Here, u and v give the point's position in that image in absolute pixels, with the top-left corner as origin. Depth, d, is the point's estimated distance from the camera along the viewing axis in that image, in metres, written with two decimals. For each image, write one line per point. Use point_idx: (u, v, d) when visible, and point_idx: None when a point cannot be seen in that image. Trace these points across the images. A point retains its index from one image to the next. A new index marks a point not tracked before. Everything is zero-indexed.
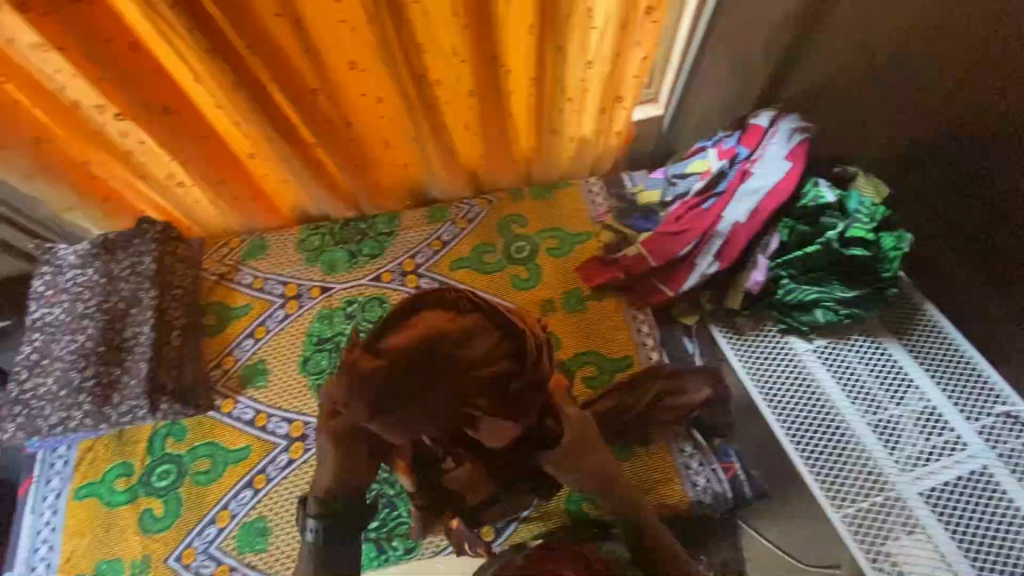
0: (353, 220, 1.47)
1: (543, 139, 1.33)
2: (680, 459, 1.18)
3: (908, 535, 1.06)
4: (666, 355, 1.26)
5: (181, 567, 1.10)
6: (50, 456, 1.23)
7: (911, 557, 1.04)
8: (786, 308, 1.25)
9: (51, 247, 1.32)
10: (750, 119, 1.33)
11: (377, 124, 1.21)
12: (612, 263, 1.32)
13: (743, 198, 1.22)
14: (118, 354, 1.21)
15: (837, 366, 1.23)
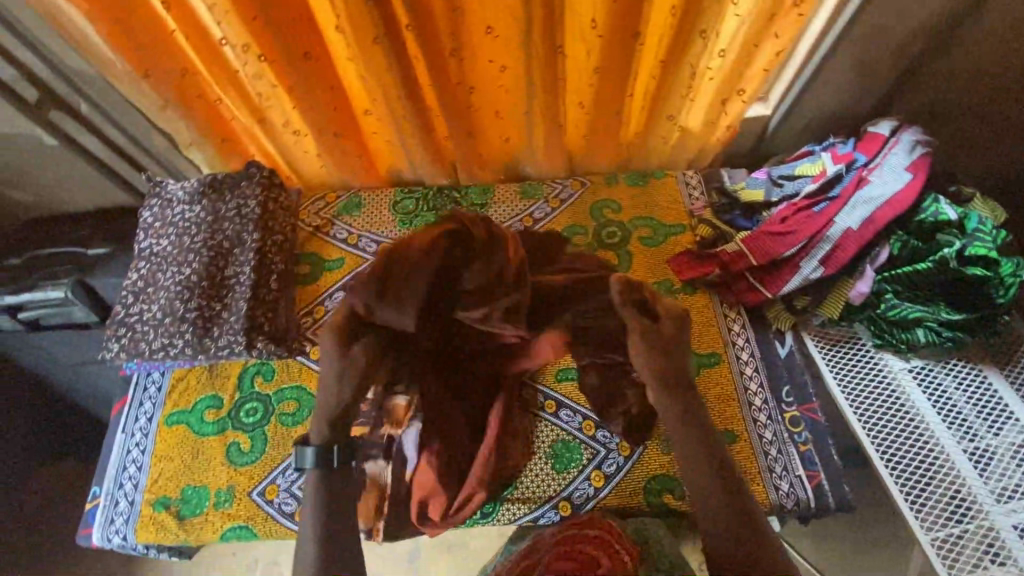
0: (446, 187, 1.48)
1: (651, 125, 1.33)
2: (765, 462, 1.14)
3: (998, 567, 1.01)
4: (758, 355, 1.24)
5: (264, 501, 1.13)
6: (144, 380, 1.26)
7: None
8: (886, 323, 1.21)
9: (161, 181, 1.35)
10: (868, 127, 1.30)
11: (496, 92, 1.22)
12: (709, 257, 1.30)
13: (857, 205, 1.20)
14: (220, 290, 1.25)
15: (932, 389, 1.19)
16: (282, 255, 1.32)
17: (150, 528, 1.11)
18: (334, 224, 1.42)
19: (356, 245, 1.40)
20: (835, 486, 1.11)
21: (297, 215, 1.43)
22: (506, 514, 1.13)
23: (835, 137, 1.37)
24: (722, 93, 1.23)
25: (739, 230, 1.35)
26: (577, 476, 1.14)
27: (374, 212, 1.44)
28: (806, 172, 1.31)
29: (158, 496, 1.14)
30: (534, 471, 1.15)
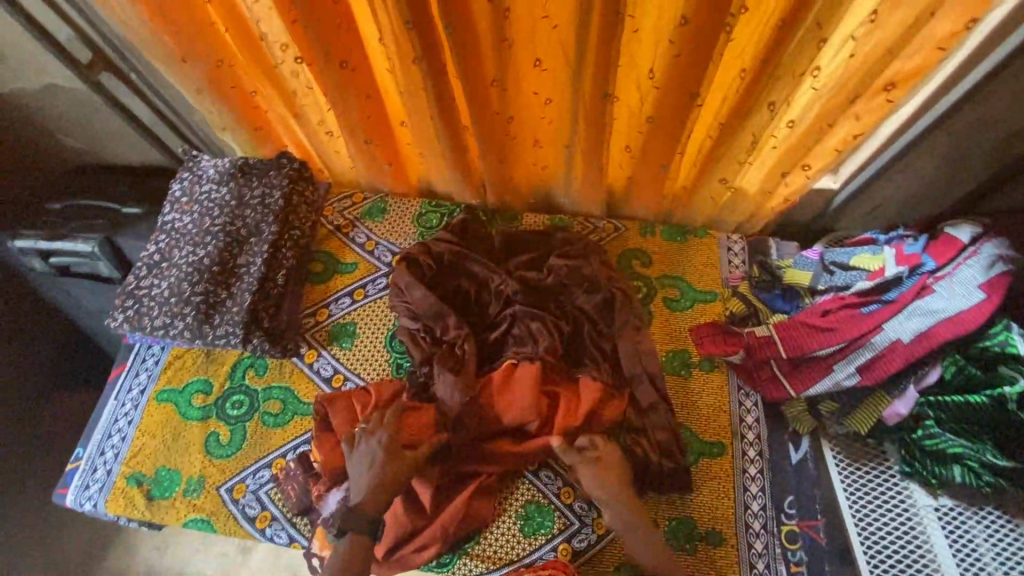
0: (474, 207, 1.42)
1: (699, 183, 1.23)
2: (748, 575, 1.05)
3: None
4: (765, 455, 1.14)
5: (230, 499, 1.12)
6: (145, 351, 1.28)
7: None
8: (919, 450, 1.09)
9: (197, 156, 1.36)
10: (944, 227, 1.15)
11: (539, 124, 1.17)
12: (734, 336, 1.20)
13: (913, 315, 1.07)
14: (228, 278, 1.24)
15: (957, 537, 1.05)
16: (296, 251, 1.31)
17: (120, 502, 1.12)
18: (355, 226, 1.39)
19: (372, 252, 1.36)
20: None
21: (321, 211, 1.41)
22: (463, 569, 1.08)
23: (906, 229, 1.22)
24: (783, 166, 1.11)
25: (774, 311, 1.24)
26: (544, 544, 1.08)
27: (397, 221, 1.40)
28: (863, 264, 1.19)
29: (134, 471, 1.15)
30: (502, 529, 1.10)
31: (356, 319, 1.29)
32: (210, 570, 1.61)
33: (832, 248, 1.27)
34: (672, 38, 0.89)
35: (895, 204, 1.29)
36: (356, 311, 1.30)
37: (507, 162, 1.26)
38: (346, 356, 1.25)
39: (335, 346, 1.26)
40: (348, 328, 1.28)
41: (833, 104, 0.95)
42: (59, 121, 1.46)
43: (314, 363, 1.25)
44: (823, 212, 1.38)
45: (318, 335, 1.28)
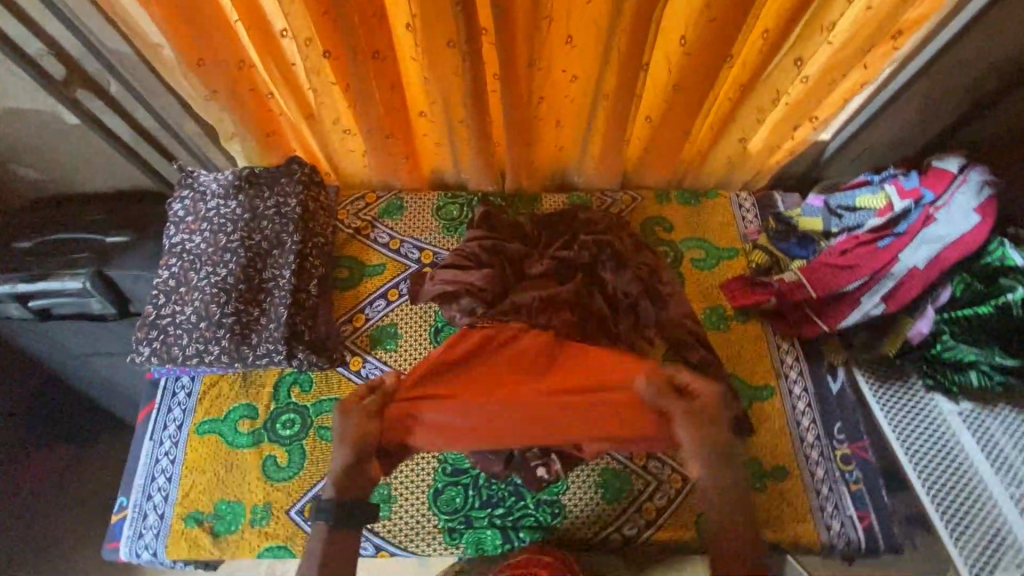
0: (489, 194, 1.40)
1: (714, 145, 1.28)
2: (816, 500, 1.13)
3: None
4: (810, 391, 1.23)
5: (304, 521, 1.08)
6: (174, 384, 1.19)
7: None
8: (939, 363, 1.20)
9: (194, 171, 1.27)
10: (933, 162, 1.27)
11: (561, 103, 1.18)
12: (764, 285, 1.28)
13: (923, 243, 1.18)
14: (257, 295, 1.18)
15: (980, 433, 1.19)
16: (322, 258, 1.26)
17: (182, 544, 1.06)
18: (375, 226, 1.35)
19: (398, 251, 1.33)
20: (885, 528, 1.11)
21: (335, 216, 1.36)
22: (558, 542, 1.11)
23: (895, 168, 1.33)
24: (794, 120, 1.18)
25: (794, 258, 1.32)
26: (627, 506, 1.12)
27: (416, 217, 1.37)
28: (868, 204, 1.28)
29: (191, 510, 1.08)
30: (584, 499, 1.13)
31: (396, 319, 1.26)
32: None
33: (833, 194, 1.37)
34: (709, 5, 0.92)
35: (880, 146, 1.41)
36: (394, 312, 1.27)
37: (530, 144, 1.26)
38: (393, 357, 1.22)
39: (380, 350, 1.23)
40: (390, 330, 1.25)
41: (845, 54, 1.03)
42: (19, 149, 1.31)
43: (361, 370, 1.21)
44: (816, 163, 1.48)
45: (359, 341, 1.23)
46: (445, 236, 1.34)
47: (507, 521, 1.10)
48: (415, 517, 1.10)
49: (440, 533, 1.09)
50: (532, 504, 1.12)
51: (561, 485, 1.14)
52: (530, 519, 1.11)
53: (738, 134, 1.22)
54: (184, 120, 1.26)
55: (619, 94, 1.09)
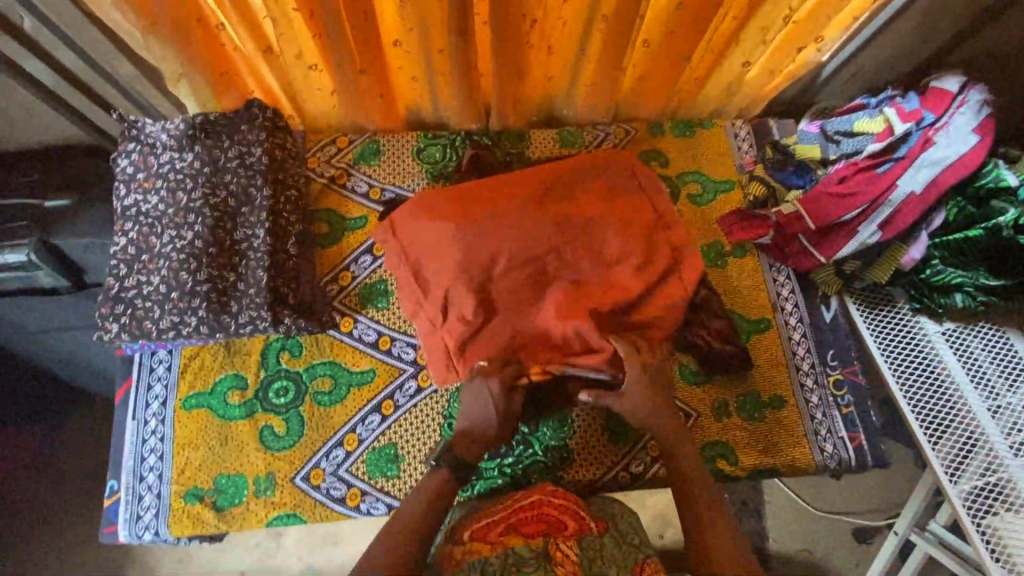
0: (474, 132, 1.29)
1: (712, 72, 1.22)
2: (811, 425, 1.18)
3: (1010, 513, 1.07)
4: (806, 321, 1.25)
5: (311, 487, 1.06)
6: (149, 360, 1.11)
7: (1015, 533, 1.05)
8: (927, 287, 1.22)
9: (137, 121, 1.11)
10: (931, 82, 1.23)
11: (553, 27, 1.08)
12: (761, 218, 1.26)
13: (921, 168, 1.17)
14: (231, 258, 1.08)
15: (961, 351, 1.21)
16: (298, 214, 1.15)
17: (186, 521, 1.03)
18: (351, 175, 1.24)
19: (378, 201, 1.23)
20: (873, 445, 1.17)
21: (305, 164, 1.23)
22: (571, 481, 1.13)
23: (893, 89, 1.29)
24: (797, 41, 1.12)
25: (789, 189, 1.29)
26: (634, 445, 1.14)
27: (396, 162, 1.26)
28: (867, 128, 1.24)
29: (189, 487, 1.04)
30: (590, 441, 1.14)
31: (385, 275, 1.19)
32: (247, 563, 1.49)
33: (829, 119, 1.32)
34: None
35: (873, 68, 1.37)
36: (382, 267, 1.19)
37: (518, 75, 1.16)
38: (386, 316, 1.16)
39: (372, 309, 1.16)
40: (380, 287, 1.18)
41: None
42: None
43: (354, 331, 1.15)
44: (810, 88, 1.42)
45: (348, 301, 1.17)
46: (429, 182, 1.25)
47: (517, 469, 1.11)
48: None
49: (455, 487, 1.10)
50: (541, 451, 1.13)
51: (568, 430, 1.14)
52: (538, 466, 1.11)
53: (741, 57, 1.16)
54: (118, 61, 1.09)
55: (618, 13, 1.00)
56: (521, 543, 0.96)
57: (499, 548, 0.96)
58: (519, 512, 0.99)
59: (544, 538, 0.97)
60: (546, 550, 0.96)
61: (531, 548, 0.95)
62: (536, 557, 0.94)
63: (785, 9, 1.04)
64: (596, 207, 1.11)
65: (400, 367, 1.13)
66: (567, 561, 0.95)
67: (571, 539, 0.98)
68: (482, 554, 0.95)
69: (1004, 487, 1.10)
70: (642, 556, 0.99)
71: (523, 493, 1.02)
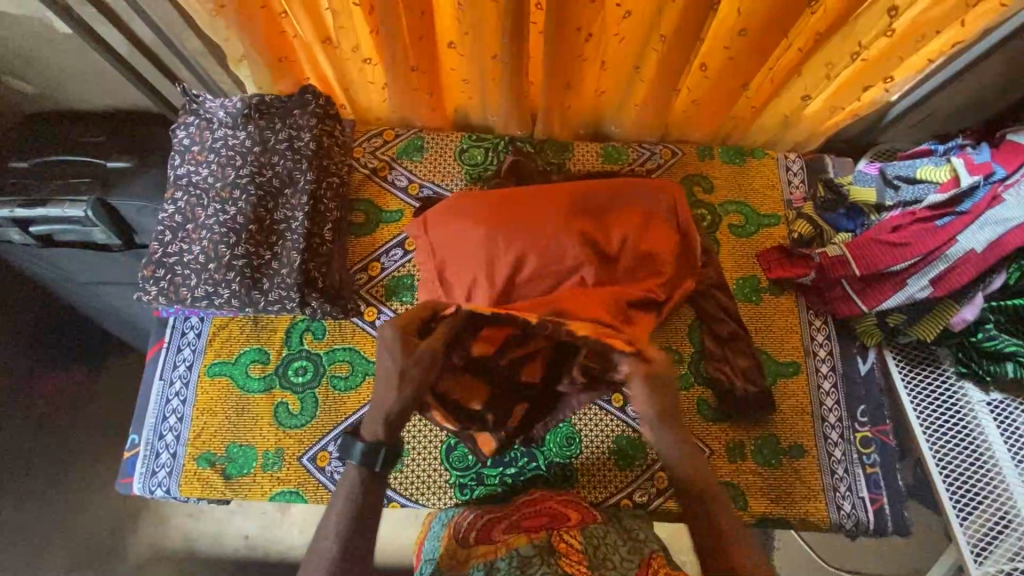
0: (517, 139, 1.30)
1: (767, 102, 1.18)
2: (830, 481, 1.12)
3: None
4: (838, 371, 1.20)
5: (316, 468, 1.08)
6: (182, 324, 1.16)
7: None
8: (975, 351, 1.15)
9: (199, 96, 1.16)
10: (1008, 135, 1.16)
11: (607, 42, 1.07)
12: (804, 257, 1.21)
13: (985, 225, 1.09)
14: (268, 237, 1.12)
15: (1007, 425, 1.13)
16: (337, 201, 1.18)
17: (195, 484, 1.07)
18: (393, 168, 1.26)
19: (416, 196, 1.25)
20: (895, 511, 1.11)
21: (350, 153, 1.26)
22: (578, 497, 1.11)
23: (963, 137, 1.22)
24: (864, 80, 1.07)
25: (838, 231, 1.24)
26: (641, 474, 1.11)
27: (438, 160, 1.27)
28: (929, 176, 1.18)
29: (203, 451, 1.08)
30: (596, 461, 1.12)
31: (413, 270, 1.20)
32: (251, 529, 1.53)
33: (889, 163, 1.26)
34: None
35: (945, 114, 1.29)
36: (411, 262, 1.21)
37: (568, 87, 1.15)
38: (409, 310, 1.18)
39: (396, 302, 1.18)
40: (407, 281, 1.20)
41: (940, 10, 0.94)
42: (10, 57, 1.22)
43: (376, 321, 1.17)
44: (874, 128, 1.36)
45: (374, 291, 1.19)
46: (468, 183, 1.26)
47: (518, 480, 1.11)
48: (426, 470, 1.11)
49: (453, 490, 1.10)
50: (544, 466, 1.12)
51: (575, 448, 1.13)
52: (540, 481, 1.11)
53: (801, 89, 1.11)
54: (188, 37, 1.14)
55: (677, 36, 0.98)
56: (523, 541, 0.87)
57: (503, 547, 0.88)
58: (522, 509, 0.99)
59: (547, 530, 0.90)
60: (550, 541, 0.87)
61: (533, 543, 0.87)
62: (539, 551, 0.85)
63: (854, 46, 1.00)
64: (626, 234, 1.09)
65: None
66: (571, 550, 0.86)
67: (576, 528, 0.92)
68: (486, 554, 0.88)
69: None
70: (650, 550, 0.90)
71: (527, 498, 1.04)
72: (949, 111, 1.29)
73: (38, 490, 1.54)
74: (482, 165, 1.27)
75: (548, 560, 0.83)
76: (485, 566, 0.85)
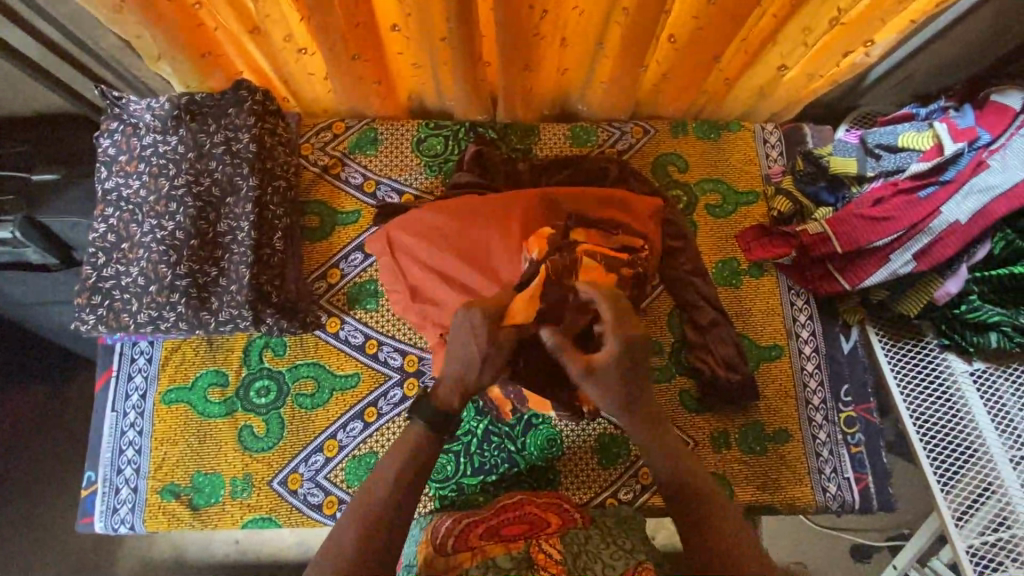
0: (479, 124, 1.21)
1: (743, 72, 1.10)
2: (816, 463, 1.11)
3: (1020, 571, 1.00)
4: (821, 351, 1.17)
5: (288, 492, 1.03)
6: (130, 350, 1.08)
7: None
8: (959, 323, 1.12)
9: (120, 98, 1.05)
10: (992, 95, 1.10)
11: (566, 15, 0.97)
12: (784, 236, 1.16)
13: (970, 193, 1.05)
14: (213, 252, 1.03)
15: (990, 394, 1.11)
16: (286, 206, 1.09)
17: (161, 517, 1.02)
18: (345, 164, 1.17)
19: (373, 195, 1.16)
20: (881, 489, 1.10)
21: (298, 151, 1.17)
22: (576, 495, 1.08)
23: (946, 99, 1.17)
24: (843, 45, 1.00)
25: (819, 206, 1.19)
26: (624, 471, 1.08)
27: (394, 153, 1.18)
28: (912, 144, 1.12)
29: (166, 483, 1.03)
30: (579, 461, 1.09)
31: (374, 276, 1.13)
32: (239, 533, 1.50)
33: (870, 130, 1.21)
34: None
35: (927, 74, 1.23)
36: (371, 268, 1.13)
37: (527, 68, 1.06)
38: (374, 318, 1.11)
39: (359, 310, 1.11)
40: (369, 288, 1.12)
41: None
42: None
43: (340, 332, 1.10)
44: (853, 92, 1.29)
45: (335, 300, 1.12)
46: (428, 177, 1.17)
47: (498, 486, 1.07)
48: None
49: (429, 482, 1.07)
50: (525, 470, 1.08)
51: (557, 449, 1.09)
52: (523, 485, 1.07)
53: (778, 58, 1.04)
54: (99, 31, 1.01)
55: (641, 8, 0.90)
56: (502, 552, 0.86)
57: (479, 556, 0.86)
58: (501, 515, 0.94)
59: (525, 541, 0.88)
60: (528, 553, 0.86)
61: (512, 556, 0.85)
62: (516, 564, 0.84)
63: (833, 10, 0.92)
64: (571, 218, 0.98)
65: (386, 373, 1.09)
66: (550, 561, 0.85)
67: (555, 537, 0.90)
68: (464, 565, 0.86)
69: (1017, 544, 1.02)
70: (634, 561, 0.86)
71: (505, 497, 0.99)
72: (931, 71, 1.23)
73: (7, 518, 1.48)
74: (443, 155, 1.19)
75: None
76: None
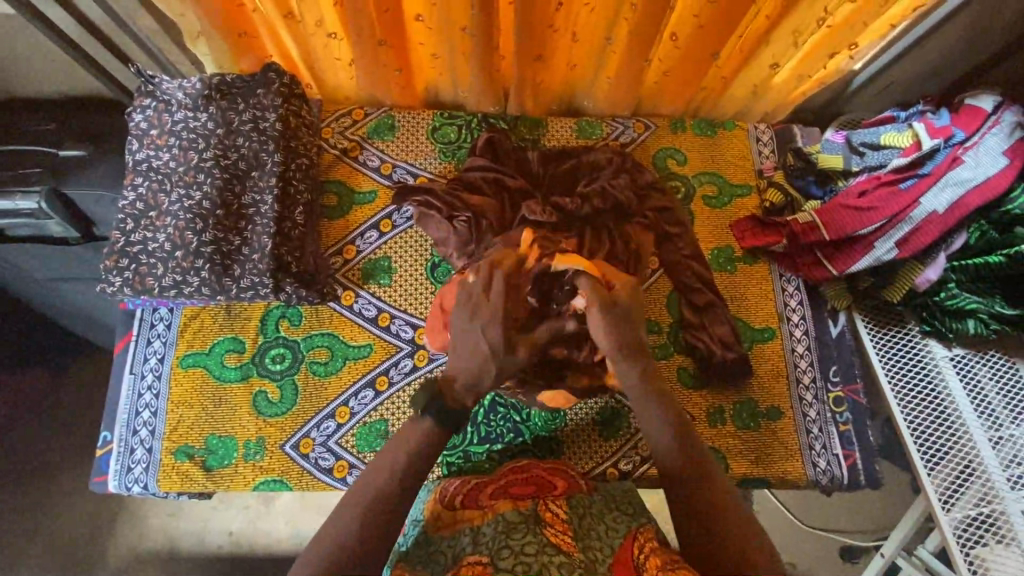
0: (490, 116, 1.28)
1: (738, 71, 1.19)
2: (806, 439, 1.16)
3: (1002, 545, 1.04)
4: (811, 335, 1.23)
5: (299, 456, 1.06)
6: (150, 316, 1.12)
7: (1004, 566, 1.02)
8: (939, 310, 1.19)
9: (154, 77, 1.11)
10: (966, 99, 1.20)
11: (578, 11, 1.06)
12: (775, 226, 1.23)
13: (947, 187, 1.13)
14: (237, 222, 1.08)
15: (969, 379, 1.17)
16: (307, 183, 1.14)
17: (173, 478, 1.04)
18: (364, 148, 1.23)
19: (389, 176, 1.23)
20: (868, 466, 1.15)
21: (319, 134, 1.23)
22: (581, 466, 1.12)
23: (924, 104, 1.26)
24: (829, 47, 1.09)
25: (808, 199, 1.27)
26: (625, 443, 1.13)
27: (410, 139, 1.25)
28: (893, 142, 1.21)
29: (179, 444, 1.06)
30: (582, 436, 1.13)
31: (389, 252, 1.18)
32: (236, 524, 1.49)
33: (855, 131, 1.29)
34: None
35: (906, 81, 1.33)
36: (386, 245, 1.18)
37: (540, 59, 1.14)
38: (387, 293, 1.16)
39: (373, 285, 1.16)
40: (383, 263, 1.17)
41: None
42: None
43: (354, 306, 1.15)
44: (839, 97, 1.39)
45: (351, 275, 1.16)
46: (441, 162, 1.24)
47: (503, 456, 1.11)
48: None
49: None
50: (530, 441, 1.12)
51: (560, 421, 1.13)
52: (527, 455, 1.11)
53: (770, 58, 1.13)
54: (139, 13, 1.08)
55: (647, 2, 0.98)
56: (510, 508, 0.86)
57: (489, 512, 0.88)
58: (508, 475, 0.99)
59: (533, 499, 0.90)
60: (536, 510, 0.87)
61: (520, 511, 0.86)
62: (525, 518, 0.84)
63: (820, 12, 1.01)
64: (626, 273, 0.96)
65: (397, 345, 1.13)
66: (556, 519, 0.85)
67: (562, 498, 0.92)
68: (473, 520, 0.88)
69: (997, 520, 1.06)
70: (635, 524, 0.88)
71: (511, 464, 1.03)
72: (909, 80, 1.33)
73: (8, 496, 1.48)
74: (457, 142, 1.25)
75: (533, 528, 0.82)
76: (472, 531, 0.86)
